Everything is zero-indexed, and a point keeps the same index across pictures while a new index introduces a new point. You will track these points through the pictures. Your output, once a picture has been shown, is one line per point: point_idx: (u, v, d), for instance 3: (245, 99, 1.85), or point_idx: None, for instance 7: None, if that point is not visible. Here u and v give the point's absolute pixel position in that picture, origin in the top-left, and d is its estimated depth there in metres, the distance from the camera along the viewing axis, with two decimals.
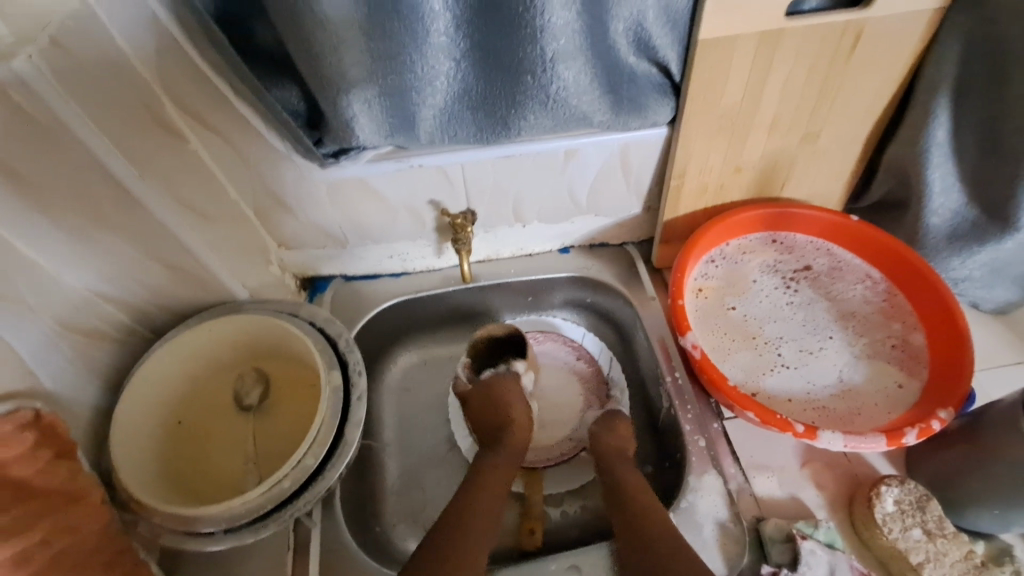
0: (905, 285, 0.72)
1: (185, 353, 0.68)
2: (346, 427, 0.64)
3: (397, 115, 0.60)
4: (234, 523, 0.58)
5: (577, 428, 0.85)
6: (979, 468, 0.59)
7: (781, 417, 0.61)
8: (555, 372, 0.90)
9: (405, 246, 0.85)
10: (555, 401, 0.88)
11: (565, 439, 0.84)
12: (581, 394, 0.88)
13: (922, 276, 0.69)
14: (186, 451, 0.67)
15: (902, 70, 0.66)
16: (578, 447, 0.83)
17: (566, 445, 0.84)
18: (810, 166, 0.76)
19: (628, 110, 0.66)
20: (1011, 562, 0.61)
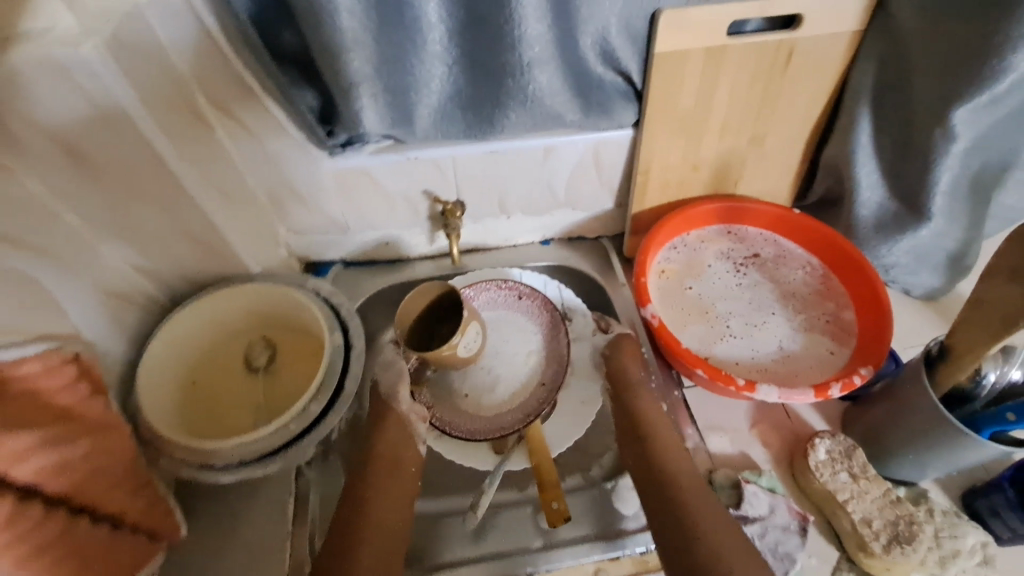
0: (841, 268, 0.82)
1: (204, 318, 0.76)
2: (346, 381, 0.71)
3: (397, 109, 0.69)
4: (244, 458, 0.65)
5: (548, 373, 0.83)
6: (899, 421, 0.68)
7: (726, 374, 0.70)
8: (507, 328, 0.87)
9: (400, 234, 0.94)
10: (512, 352, 0.85)
11: (539, 387, 0.82)
12: (540, 331, 0.87)
13: (852, 259, 0.80)
14: (200, 405, 0.74)
15: (829, 83, 0.78)
16: (552, 389, 0.81)
17: (540, 393, 0.82)
18: (759, 166, 0.87)
19: (597, 113, 0.77)
20: (924, 501, 0.70)
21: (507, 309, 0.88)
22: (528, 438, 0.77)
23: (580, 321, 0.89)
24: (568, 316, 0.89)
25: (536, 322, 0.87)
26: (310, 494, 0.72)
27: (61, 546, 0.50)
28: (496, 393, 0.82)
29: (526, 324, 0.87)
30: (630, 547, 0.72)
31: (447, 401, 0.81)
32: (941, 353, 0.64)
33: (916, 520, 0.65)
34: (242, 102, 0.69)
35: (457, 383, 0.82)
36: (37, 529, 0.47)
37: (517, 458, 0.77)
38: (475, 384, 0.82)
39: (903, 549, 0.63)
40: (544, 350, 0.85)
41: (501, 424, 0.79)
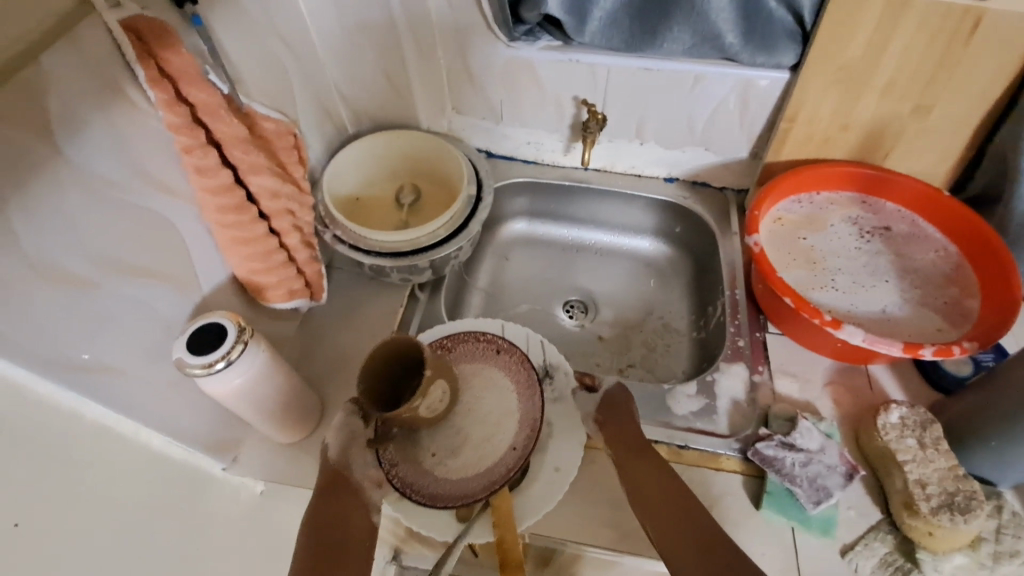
0: (980, 257, 0.78)
1: (378, 152, 0.93)
2: (471, 222, 0.85)
3: (578, 5, 0.81)
4: (381, 251, 0.81)
5: (522, 434, 0.66)
6: (992, 408, 0.65)
7: (813, 308, 0.72)
8: (488, 384, 0.70)
9: (542, 136, 1.04)
10: (486, 413, 0.68)
11: (508, 450, 0.65)
12: (513, 390, 0.70)
13: (994, 249, 0.76)
14: (356, 217, 0.92)
15: (1021, 60, 0.73)
16: (522, 458, 0.64)
17: (509, 457, 0.65)
18: (916, 140, 0.84)
19: (757, 45, 0.82)
20: (996, 498, 0.66)
21: (481, 365, 0.72)
22: (494, 507, 0.62)
23: (561, 381, 0.75)
24: (549, 374, 0.76)
25: (510, 379, 0.70)
26: (415, 311, 0.86)
27: (253, 247, 0.65)
28: (463, 454, 0.65)
29: (500, 382, 0.70)
30: (672, 439, 0.74)
31: (409, 454, 0.65)
32: None
33: (978, 498, 0.62)
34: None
35: (423, 440, 0.66)
36: (249, 226, 0.63)
37: (480, 530, 0.63)
38: (444, 444, 0.66)
39: (953, 517, 0.61)
40: (520, 416, 0.68)
41: (465, 492, 0.63)
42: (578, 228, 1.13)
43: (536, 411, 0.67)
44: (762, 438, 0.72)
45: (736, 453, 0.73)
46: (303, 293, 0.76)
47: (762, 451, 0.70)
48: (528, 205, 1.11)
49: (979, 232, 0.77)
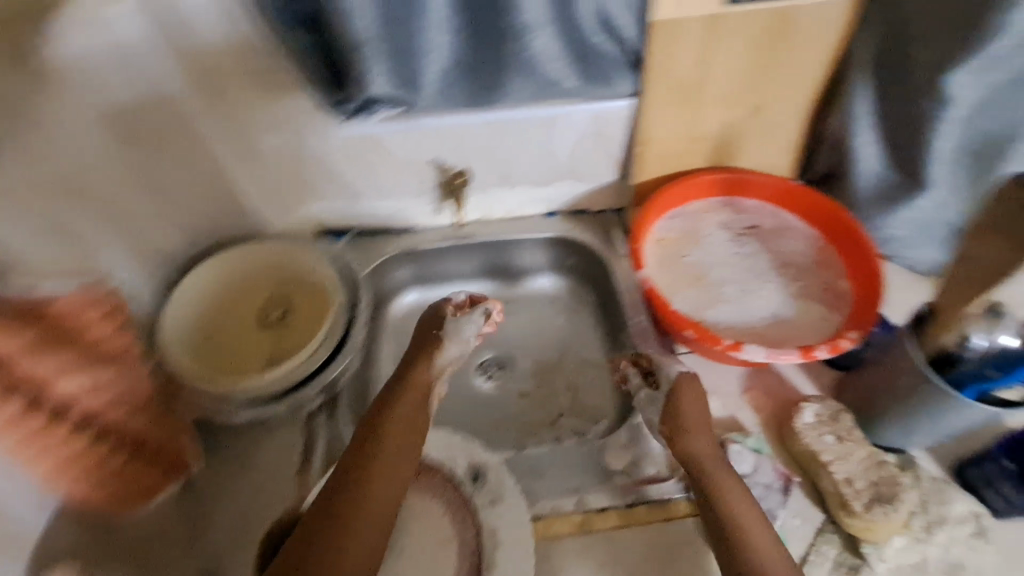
0: (840, 237, 0.85)
1: (225, 277, 0.83)
2: (350, 332, 0.77)
3: (404, 76, 0.72)
4: (258, 399, 0.72)
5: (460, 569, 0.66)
6: (888, 387, 0.68)
7: (714, 335, 0.74)
8: (418, 517, 0.69)
9: (408, 203, 0.96)
10: (419, 553, 0.66)
11: None
12: (445, 514, 0.69)
13: (850, 231, 0.83)
14: (218, 357, 0.81)
15: (829, 53, 0.78)
16: None
17: None
18: (760, 138, 0.88)
19: (595, 81, 0.79)
20: (912, 468, 0.70)
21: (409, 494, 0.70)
22: None
23: (495, 480, 0.71)
24: (480, 475, 0.71)
25: (442, 502, 0.70)
26: (315, 440, 0.75)
27: (81, 462, 0.57)
28: None
29: (432, 508, 0.70)
30: (620, 501, 0.72)
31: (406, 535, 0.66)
32: (928, 318, 0.64)
33: (898, 482, 0.66)
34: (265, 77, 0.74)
35: None
36: (64, 445, 0.55)
37: None
38: None
39: (884, 508, 0.63)
40: (456, 542, 0.67)
41: None
42: (472, 283, 1.05)
43: (471, 536, 0.68)
44: None
45: (683, 495, 0.72)
46: (172, 478, 0.68)
47: None
48: (413, 275, 1.02)
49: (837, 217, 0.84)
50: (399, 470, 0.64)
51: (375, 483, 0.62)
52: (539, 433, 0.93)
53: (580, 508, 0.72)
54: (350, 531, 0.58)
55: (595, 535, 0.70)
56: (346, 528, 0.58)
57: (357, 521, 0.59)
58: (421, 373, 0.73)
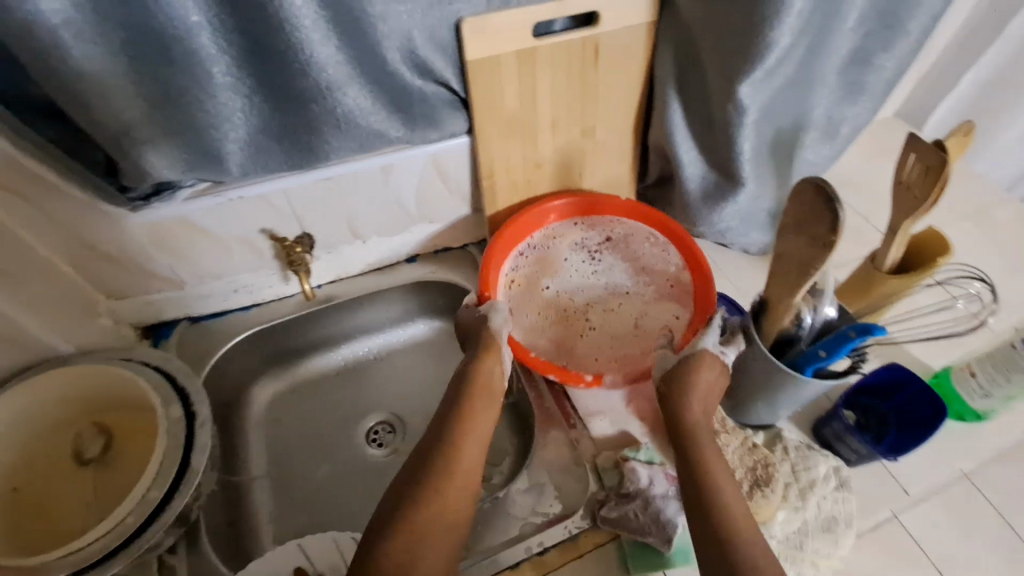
0: (679, 241, 0.90)
1: (15, 418, 0.67)
2: (191, 456, 0.64)
3: (199, 152, 0.63)
4: (80, 569, 0.57)
5: None
6: (743, 374, 0.74)
7: (575, 373, 0.79)
8: None
9: (248, 278, 0.86)
10: None
11: None
12: None
13: (684, 241, 0.88)
14: (25, 517, 0.65)
15: (639, 70, 0.83)
16: None
17: None
18: (596, 155, 0.91)
19: (424, 124, 0.76)
20: (779, 441, 0.76)
21: None
22: None
23: None
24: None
25: None
26: None
27: None
28: None
29: None
30: (530, 550, 0.69)
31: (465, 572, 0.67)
32: (764, 307, 0.70)
33: (771, 461, 0.72)
34: (19, 178, 0.61)
35: None
36: None
37: None
38: None
39: (763, 491, 0.70)
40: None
41: None
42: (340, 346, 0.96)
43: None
44: (602, 502, 0.71)
45: (589, 524, 0.71)
46: None
47: (609, 516, 0.69)
48: (272, 353, 0.91)
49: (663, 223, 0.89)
50: (461, 474, 0.65)
51: (443, 490, 0.63)
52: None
53: (492, 571, 0.68)
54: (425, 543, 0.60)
55: None
56: (422, 542, 0.60)
57: (439, 529, 0.61)
58: (491, 369, 0.74)
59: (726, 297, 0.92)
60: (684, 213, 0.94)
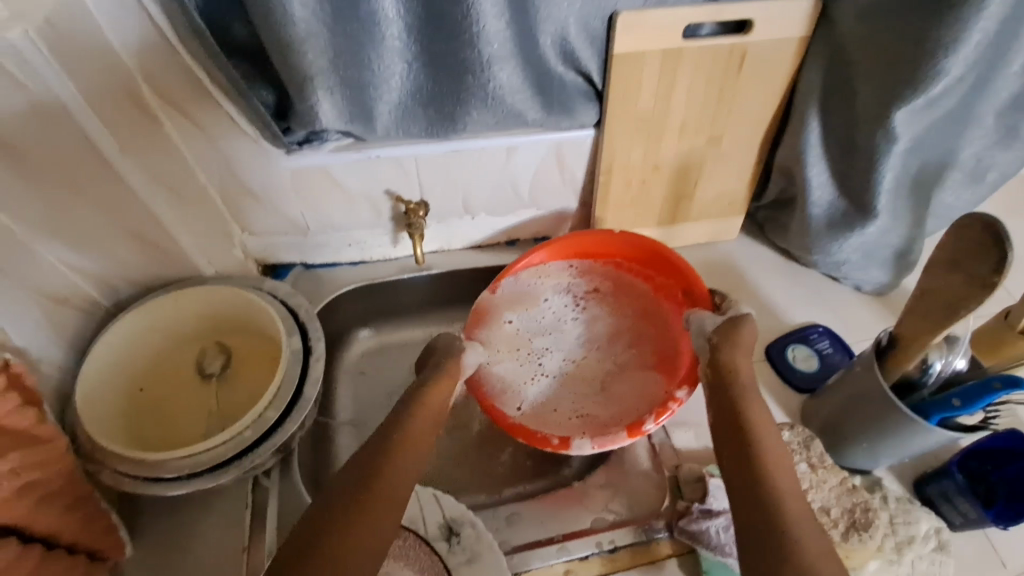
0: (671, 277, 0.83)
1: (155, 326, 0.74)
2: (305, 385, 0.70)
3: (357, 106, 0.68)
4: (196, 471, 0.62)
5: None
6: (856, 409, 0.70)
7: (540, 435, 0.70)
8: None
9: (362, 235, 0.90)
10: None
11: None
12: None
13: (684, 274, 0.80)
14: (146, 417, 0.72)
15: (781, 86, 0.81)
16: None
17: None
18: (716, 166, 0.89)
19: (558, 111, 0.78)
20: (879, 489, 0.72)
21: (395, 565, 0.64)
22: None
23: (470, 536, 0.65)
24: (454, 533, 0.65)
25: (414, 569, 0.64)
26: (269, 504, 0.68)
27: None
28: None
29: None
30: (600, 545, 0.69)
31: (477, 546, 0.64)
32: (893, 343, 0.66)
33: (871, 507, 0.68)
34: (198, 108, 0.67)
35: None
36: None
37: None
38: None
39: (860, 535, 0.66)
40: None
41: None
42: (435, 313, 0.99)
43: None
44: (682, 514, 0.69)
45: (665, 534, 0.70)
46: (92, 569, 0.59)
47: (688, 528, 0.68)
48: (370, 309, 0.95)
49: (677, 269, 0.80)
50: (405, 484, 0.58)
51: (380, 507, 0.55)
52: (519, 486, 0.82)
53: (562, 558, 0.68)
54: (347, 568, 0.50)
55: None
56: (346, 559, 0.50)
57: (360, 551, 0.51)
58: (445, 391, 0.68)
59: (831, 332, 0.89)
60: (800, 238, 0.91)
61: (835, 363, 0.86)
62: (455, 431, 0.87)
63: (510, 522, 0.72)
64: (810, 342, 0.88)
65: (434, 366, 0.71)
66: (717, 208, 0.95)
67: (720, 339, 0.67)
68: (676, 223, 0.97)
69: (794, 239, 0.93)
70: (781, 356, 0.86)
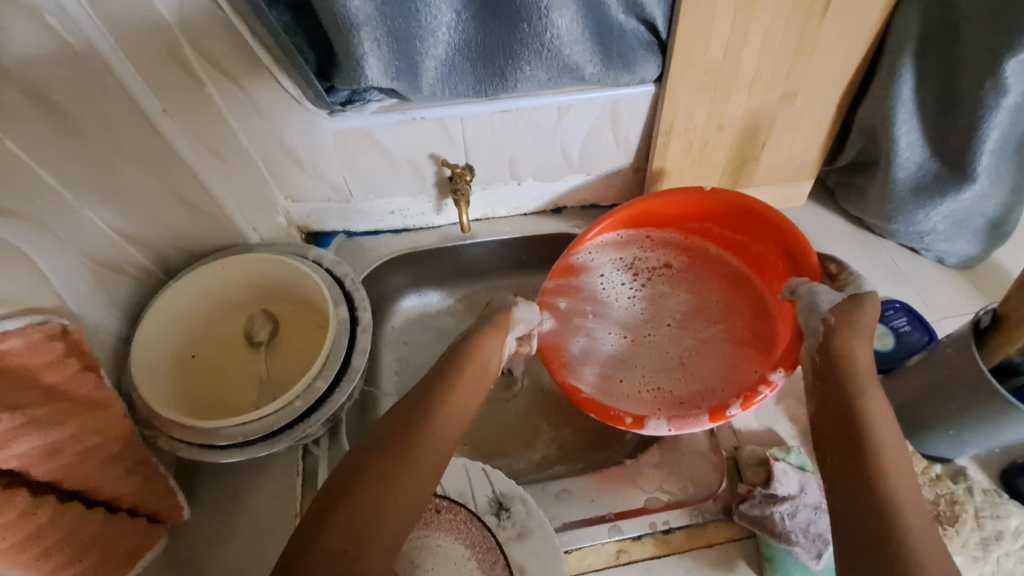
0: (768, 243, 0.76)
1: (203, 293, 0.73)
2: (353, 355, 0.69)
3: (403, 61, 0.64)
4: (249, 439, 0.62)
5: None
6: (941, 396, 0.64)
7: (613, 413, 0.67)
8: (452, 560, 0.60)
9: (405, 202, 0.87)
10: None
11: None
12: (471, 557, 0.61)
13: (788, 235, 0.71)
14: (200, 381, 0.72)
15: (868, 37, 0.70)
16: None
17: None
18: (789, 126, 0.81)
19: (618, 66, 0.71)
20: (964, 479, 0.67)
21: (443, 537, 0.62)
22: None
23: (521, 513, 0.63)
24: (504, 507, 0.64)
25: (464, 544, 0.62)
26: (319, 471, 0.69)
27: (46, 537, 0.46)
28: None
29: (456, 552, 0.61)
30: (654, 526, 0.66)
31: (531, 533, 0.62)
32: (993, 323, 0.59)
33: (957, 499, 0.63)
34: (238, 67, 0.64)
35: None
36: (25, 515, 0.44)
37: None
38: None
39: (945, 530, 0.61)
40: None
41: None
42: (479, 284, 0.96)
43: None
44: (744, 498, 0.65)
45: (723, 517, 0.66)
46: (155, 533, 0.60)
47: (750, 514, 0.64)
48: (413, 278, 0.93)
49: (783, 230, 0.71)
50: None
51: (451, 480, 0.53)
52: (568, 464, 0.80)
53: (614, 537, 0.66)
54: (382, 527, 0.48)
55: (631, 565, 0.65)
56: (384, 513, 0.48)
57: (405, 503, 0.50)
58: (493, 347, 0.64)
59: (910, 309, 0.81)
60: (879, 205, 0.83)
61: (914, 342, 0.78)
62: (501, 403, 0.85)
63: (559, 499, 0.70)
64: (885, 319, 0.81)
65: (483, 319, 0.67)
66: (784, 171, 0.87)
67: (838, 321, 0.58)
68: (738, 187, 0.90)
69: (872, 207, 0.85)
70: None
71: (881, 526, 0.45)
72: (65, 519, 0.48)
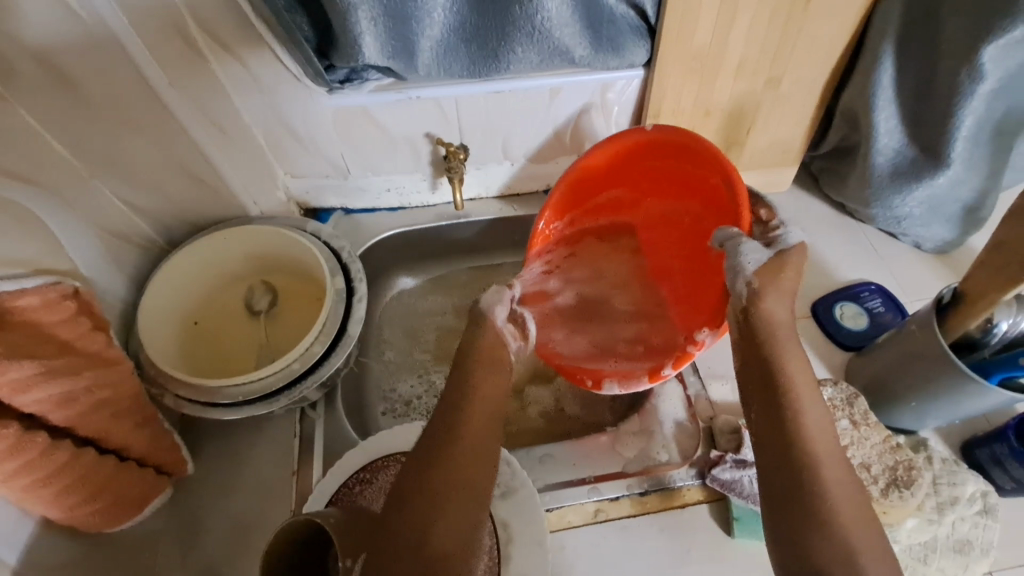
0: (692, 170, 0.73)
1: (202, 262, 0.76)
2: (348, 323, 0.72)
3: (399, 41, 0.67)
4: (249, 398, 0.66)
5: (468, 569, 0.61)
6: (906, 369, 0.67)
7: (578, 375, 0.72)
8: None
9: (402, 179, 0.89)
10: None
11: None
12: None
13: (708, 167, 0.70)
14: (200, 344, 0.76)
15: (851, 25, 0.73)
16: None
17: None
18: (773, 111, 0.83)
19: (607, 49, 0.74)
20: (924, 449, 0.70)
21: None
22: None
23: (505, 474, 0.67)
24: None
25: None
26: (316, 433, 0.72)
27: (62, 476, 0.50)
28: None
29: None
30: (631, 489, 0.70)
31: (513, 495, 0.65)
32: (955, 299, 0.63)
33: (915, 465, 0.67)
34: (241, 45, 0.66)
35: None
36: (43, 455, 0.48)
37: None
38: None
39: (901, 493, 0.65)
40: None
41: None
42: (471, 262, 1.00)
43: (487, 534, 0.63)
44: (715, 463, 0.69)
45: (696, 481, 0.70)
46: (160, 484, 0.64)
47: (721, 477, 0.68)
48: (407, 253, 0.96)
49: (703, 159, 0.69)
50: None
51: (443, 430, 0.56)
52: (553, 433, 0.84)
53: (593, 497, 0.70)
54: (446, 506, 0.48)
55: (607, 524, 0.69)
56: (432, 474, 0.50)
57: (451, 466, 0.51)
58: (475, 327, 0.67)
59: (885, 291, 0.85)
60: (858, 190, 0.86)
61: (885, 322, 0.82)
62: None
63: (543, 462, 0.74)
64: (860, 300, 0.84)
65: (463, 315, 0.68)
66: (768, 157, 0.90)
67: (761, 282, 0.59)
68: None
69: (852, 192, 0.87)
70: (828, 312, 0.83)
71: (833, 480, 0.48)
72: (81, 461, 0.52)
